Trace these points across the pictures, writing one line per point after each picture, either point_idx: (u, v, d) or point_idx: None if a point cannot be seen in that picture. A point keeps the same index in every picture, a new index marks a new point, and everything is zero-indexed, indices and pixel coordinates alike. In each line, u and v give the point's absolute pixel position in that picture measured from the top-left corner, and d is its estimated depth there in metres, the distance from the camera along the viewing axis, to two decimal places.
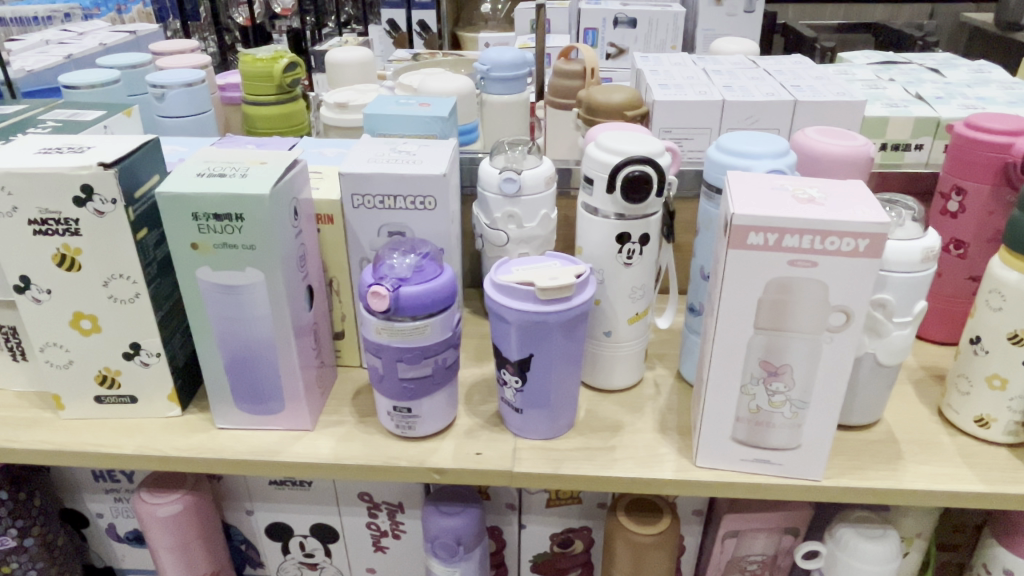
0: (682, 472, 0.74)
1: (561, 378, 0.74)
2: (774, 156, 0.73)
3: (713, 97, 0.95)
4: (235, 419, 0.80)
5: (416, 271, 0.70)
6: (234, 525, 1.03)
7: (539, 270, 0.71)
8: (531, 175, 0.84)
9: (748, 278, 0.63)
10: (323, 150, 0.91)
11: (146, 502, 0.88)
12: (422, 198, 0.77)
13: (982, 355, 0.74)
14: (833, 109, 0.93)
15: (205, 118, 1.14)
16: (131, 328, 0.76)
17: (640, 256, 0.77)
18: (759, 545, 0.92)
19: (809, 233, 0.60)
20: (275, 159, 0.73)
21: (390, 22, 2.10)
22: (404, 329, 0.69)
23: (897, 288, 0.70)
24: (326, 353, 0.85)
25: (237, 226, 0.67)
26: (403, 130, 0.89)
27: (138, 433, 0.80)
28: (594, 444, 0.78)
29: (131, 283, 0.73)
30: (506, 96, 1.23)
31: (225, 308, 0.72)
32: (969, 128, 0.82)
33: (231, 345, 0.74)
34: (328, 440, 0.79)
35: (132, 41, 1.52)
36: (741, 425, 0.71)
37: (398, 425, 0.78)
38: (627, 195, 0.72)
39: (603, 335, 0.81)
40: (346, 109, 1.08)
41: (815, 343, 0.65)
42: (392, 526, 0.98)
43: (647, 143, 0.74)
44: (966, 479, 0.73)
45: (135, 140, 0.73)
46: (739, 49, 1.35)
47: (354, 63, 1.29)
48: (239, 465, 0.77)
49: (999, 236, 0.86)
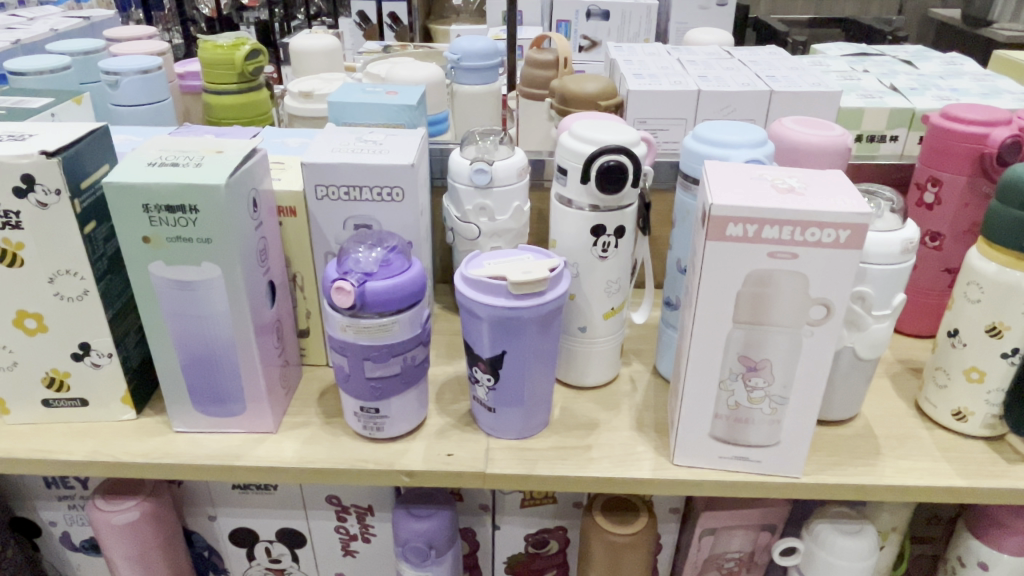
0: (659, 471, 0.72)
1: (534, 376, 0.71)
2: (752, 146, 0.71)
3: (688, 87, 0.93)
4: (194, 422, 0.76)
5: (382, 266, 0.67)
6: (196, 531, 0.98)
7: (512, 263, 0.69)
8: (501, 167, 0.82)
9: (724, 271, 0.61)
10: (285, 140, 0.87)
11: (101, 510, 0.84)
12: (389, 189, 0.74)
13: (960, 348, 0.73)
14: (808, 100, 0.92)
15: (163, 107, 1.09)
16: (79, 326, 0.71)
17: (616, 249, 0.75)
18: (736, 542, 0.91)
19: (789, 224, 0.58)
20: (232, 148, 0.69)
21: (360, 13, 2.04)
22: (370, 326, 0.67)
23: (876, 280, 0.68)
24: (290, 352, 0.82)
25: (192, 219, 0.63)
26: (370, 119, 0.86)
27: (89, 438, 0.76)
28: (569, 443, 0.75)
29: (79, 279, 0.69)
30: (477, 87, 1.20)
31: (180, 305, 0.68)
32: (945, 119, 0.82)
33: (187, 343, 0.70)
34: (292, 443, 0.76)
35: (86, 28, 1.46)
36: (719, 422, 0.69)
37: (366, 426, 0.74)
38: (603, 186, 0.70)
39: (578, 331, 0.79)
40: (310, 99, 1.04)
41: (795, 336, 0.63)
42: (361, 529, 0.95)
43: (623, 133, 0.71)
44: (945, 474, 0.72)
45: (82, 127, 0.69)
46: (715, 39, 1.32)
47: (320, 50, 1.24)
48: (196, 470, 0.73)
49: (975, 228, 0.85)
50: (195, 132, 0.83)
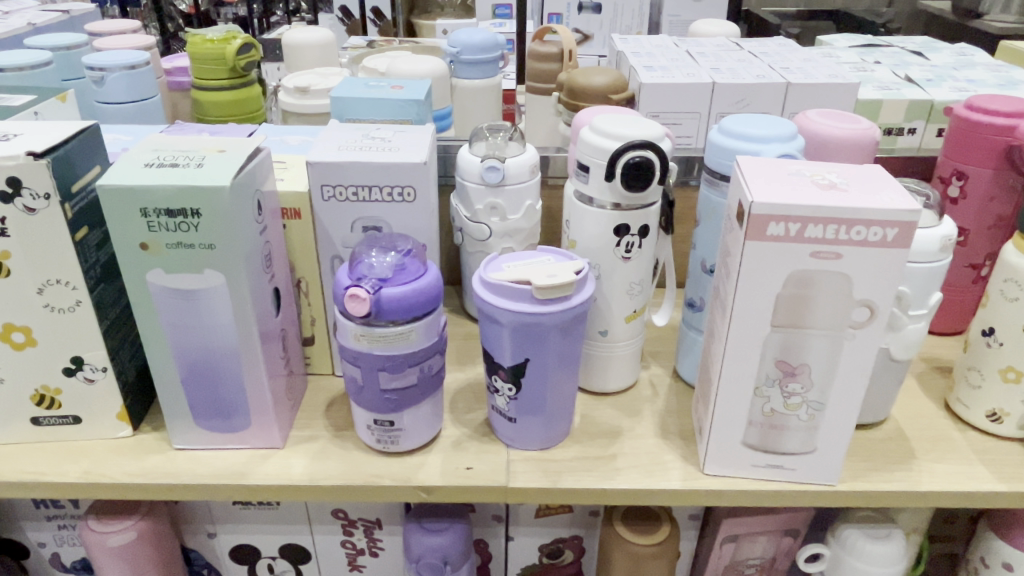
0: (688, 481, 0.69)
1: (557, 384, 0.68)
2: (783, 140, 0.68)
3: (702, 79, 0.90)
4: (196, 438, 0.72)
5: (397, 270, 0.63)
6: (194, 549, 0.93)
7: (534, 266, 0.65)
8: (514, 164, 0.78)
9: (764, 272, 0.58)
10: (285, 137, 0.83)
11: (94, 531, 0.79)
12: (401, 189, 0.70)
13: (995, 348, 0.71)
14: (826, 91, 0.89)
15: (151, 104, 1.04)
16: (71, 340, 0.67)
17: (639, 249, 0.71)
18: (758, 548, 0.88)
19: (833, 222, 0.55)
20: (234, 147, 0.64)
21: (343, 8, 1.98)
22: (386, 335, 0.63)
23: (914, 279, 0.66)
24: (295, 361, 0.77)
25: (194, 223, 0.59)
26: (374, 115, 0.82)
27: (83, 457, 0.71)
28: (593, 453, 0.72)
29: (70, 289, 0.64)
30: (478, 81, 1.16)
31: (181, 315, 0.64)
32: (969, 110, 0.80)
33: (189, 356, 0.66)
34: (300, 459, 0.71)
35: (64, 22, 1.40)
36: (753, 430, 0.66)
37: (380, 440, 0.70)
38: (628, 184, 0.66)
39: (599, 335, 0.75)
40: (307, 94, 1.00)
41: (836, 340, 0.60)
42: (369, 543, 0.91)
43: (647, 127, 0.68)
44: (984, 478, 0.69)
45: (71, 126, 0.64)
46: (719, 31, 1.29)
47: (314, 44, 1.19)
48: (199, 490, 0.69)
49: (1000, 222, 0.83)
50: (189, 131, 0.79)
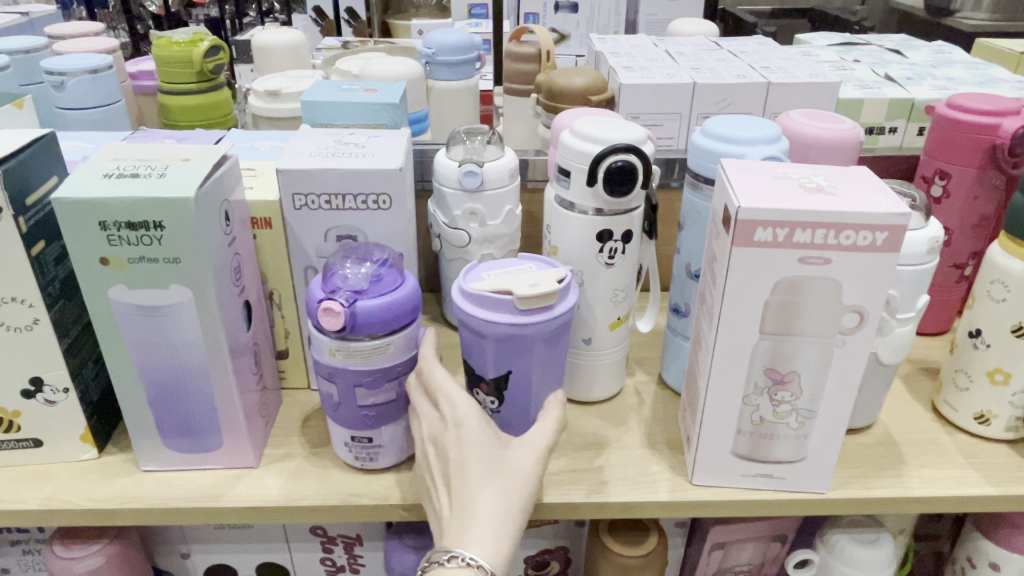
0: (677, 492, 0.67)
1: (541, 394, 0.66)
2: (767, 142, 0.66)
3: (683, 80, 0.89)
4: (165, 459, 0.69)
5: (373, 281, 0.61)
6: (167, 570, 0.90)
7: (515, 274, 0.63)
8: (492, 168, 0.76)
9: (752, 279, 0.56)
10: (255, 143, 0.80)
11: (60, 558, 0.76)
12: (376, 197, 0.67)
13: (983, 349, 0.70)
14: (807, 91, 0.88)
15: (115, 109, 1.00)
16: (28, 360, 0.63)
17: (623, 255, 0.70)
18: (746, 555, 0.87)
19: (822, 227, 0.53)
20: (199, 155, 0.62)
21: (316, 9, 1.93)
22: (362, 349, 0.60)
23: (902, 282, 0.64)
24: (268, 376, 0.75)
25: (157, 236, 0.56)
26: (347, 120, 0.79)
27: (45, 482, 0.68)
28: (579, 465, 0.70)
29: (27, 307, 0.61)
30: (454, 83, 1.14)
31: (146, 332, 0.61)
32: (950, 109, 0.79)
33: (154, 373, 0.63)
34: (276, 478, 0.69)
35: (24, 25, 1.35)
36: (742, 439, 0.64)
37: (358, 458, 0.68)
38: (610, 189, 0.64)
39: (583, 343, 0.73)
40: (277, 98, 0.96)
41: (826, 346, 0.58)
42: (349, 560, 0.89)
43: (629, 130, 0.66)
44: (974, 482, 0.68)
45: (25, 135, 0.61)
46: (698, 30, 1.28)
47: (284, 45, 1.16)
48: (169, 514, 0.66)
49: (983, 221, 0.83)
50: (153, 138, 0.75)
